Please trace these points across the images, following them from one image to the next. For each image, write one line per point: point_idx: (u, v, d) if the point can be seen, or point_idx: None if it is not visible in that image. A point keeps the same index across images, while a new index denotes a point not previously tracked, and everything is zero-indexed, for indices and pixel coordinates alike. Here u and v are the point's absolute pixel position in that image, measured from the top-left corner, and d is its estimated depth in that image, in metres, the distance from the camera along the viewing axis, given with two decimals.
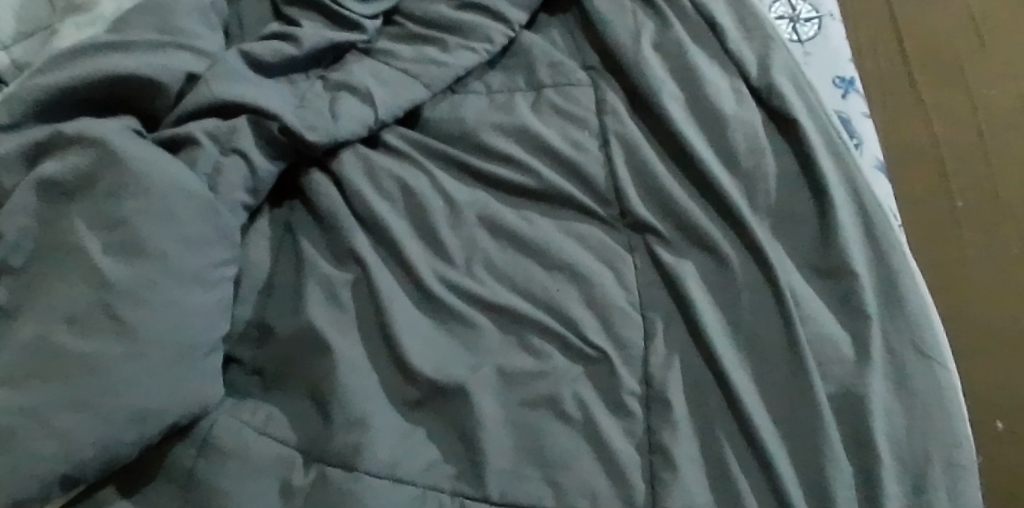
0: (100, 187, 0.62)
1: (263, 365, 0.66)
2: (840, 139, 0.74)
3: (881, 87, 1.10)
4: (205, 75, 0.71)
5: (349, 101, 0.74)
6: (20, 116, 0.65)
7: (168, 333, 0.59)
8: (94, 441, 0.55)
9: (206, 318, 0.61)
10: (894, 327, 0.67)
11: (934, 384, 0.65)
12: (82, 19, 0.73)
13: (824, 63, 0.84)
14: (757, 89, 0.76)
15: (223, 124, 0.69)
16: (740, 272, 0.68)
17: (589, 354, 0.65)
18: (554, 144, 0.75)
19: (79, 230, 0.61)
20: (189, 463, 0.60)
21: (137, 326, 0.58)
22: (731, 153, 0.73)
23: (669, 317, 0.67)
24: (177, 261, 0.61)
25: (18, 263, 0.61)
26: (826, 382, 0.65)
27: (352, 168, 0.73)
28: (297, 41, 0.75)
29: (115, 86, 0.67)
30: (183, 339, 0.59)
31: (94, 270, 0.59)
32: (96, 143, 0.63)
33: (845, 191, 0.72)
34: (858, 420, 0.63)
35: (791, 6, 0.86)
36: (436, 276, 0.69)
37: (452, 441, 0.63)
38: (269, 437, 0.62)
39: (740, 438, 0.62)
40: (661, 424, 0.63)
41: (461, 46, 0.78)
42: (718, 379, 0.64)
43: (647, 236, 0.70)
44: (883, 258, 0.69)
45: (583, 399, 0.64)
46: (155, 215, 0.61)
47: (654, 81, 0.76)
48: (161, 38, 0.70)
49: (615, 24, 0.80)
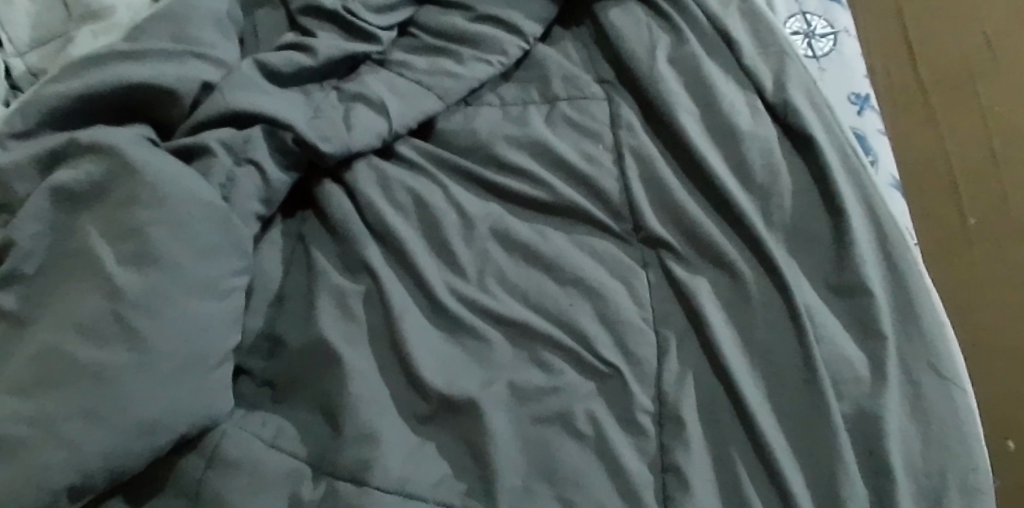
0: (114, 197, 0.62)
1: (274, 376, 0.66)
2: (856, 157, 0.74)
3: (893, 104, 1.10)
4: (220, 85, 0.70)
5: (364, 112, 0.73)
6: (35, 124, 0.65)
7: (179, 342, 0.58)
8: (104, 451, 0.55)
9: (217, 330, 0.61)
10: (910, 348, 0.66)
11: (950, 406, 0.64)
12: (98, 27, 0.73)
13: (839, 79, 0.83)
14: (774, 105, 0.75)
15: (237, 133, 0.69)
16: (755, 289, 0.68)
17: (602, 370, 0.65)
18: (568, 157, 0.74)
19: (93, 240, 0.61)
20: (197, 475, 0.59)
21: (149, 336, 0.58)
22: (747, 170, 0.73)
23: (683, 334, 0.67)
24: (189, 271, 0.61)
25: (30, 270, 0.60)
26: (841, 402, 0.64)
27: (365, 179, 0.73)
28: (313, 52, 0.74)
29: (130, 95, 0.67)
30: (194, 349, 0.59)
31: (106, 279, 0.59)
32: (111, 152, 0.63)
33: (861, 209, 0.71)
34: (875, 441, 0.62)
35: (806, 21, 0.86)
36: (448, 289, 0.68)
37: (462, 456, 0.62)
38: (279, 450, 0.61)
39: (754, 458, 0.62)
40: (674, 442, 0.62)
41: (475, 59, 0.78)
42: (731, 398, 0.64)
43: (661, 252, 0.70)
44: (900, 277, 0.69)
45: (595, 416, 0.63)
46: (169, 224, 0.61)
47: (670, 95, 0.76)
48: (177, 47, 0.70)
49: (631, 38, 0.80)
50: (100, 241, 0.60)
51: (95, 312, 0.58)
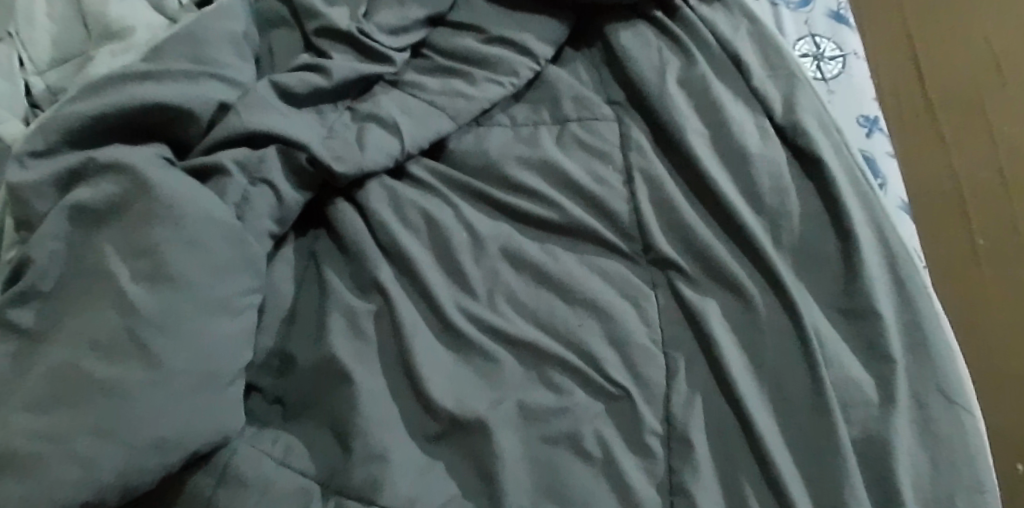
0: (132, 216, 0.63)
1: (285, 395, 0.66)
2: (865, 180, 0.74)
3: (901, 124, 1.10)
4: (237, 106, 0.71)
5: (376, 132, 0.74)
6: (56, 143, 0.66)
7: (186, 359, 0.59)
8: (117, 468, 0.55)
9: (226, 346, 0.61)
10: (919, 371, 0.66)
11: (959, 430, 0.64)
12: (117, 46, 0.74)
13: (848, 101, 0.84)
14: (782, 127, 0.76)
15: (253, 153, 0.70)
16: (764, 312, 0.68)
17: (611, 391, 0.65)
18: (578, 179, 0.75)
19: (109, 257, 0.61)
20: (207, 492, 0.60)
21: (162, 353, 0.58)
22: (756, 193, 0.73)
23: (692, 356, 0.67)
24: (203, 290, 0.61)
25: (48, 287, 0.61)
26: (850, 425, 0.64)
27: (378, 198, 0.74)
28: (327, 73, 0.75)
29: (148, 114, 0.68)
30: (201, 365, 0.59)
31: (122, 297, 0.59)
32: (126, 172, 0.64)
33: (870, 231, 0.71)
34: (883, 465, 0.62)
35: (815, 44, 0.86)
36: (458, 309, 0.69)
37: (470, 477, 0.62)
38: (289, 468, 0.61)
39: (763, 481, 0.62)
40: (682, 465, 0.62)
41: (488, 80, 0.79)
42: (740, 421, 0.64)
43: (670, 273, 0.70)
44: (909, 300, 0.69)
45: (603, 438, 0.63)
46: (185, 243, 0.62)
47: (679, 117, 0.76)
48: (195, 68, 0.70)
49: (641, 60, 0.80)
50: (117, 261, 0.61)
51: (111, 330, 0.58)
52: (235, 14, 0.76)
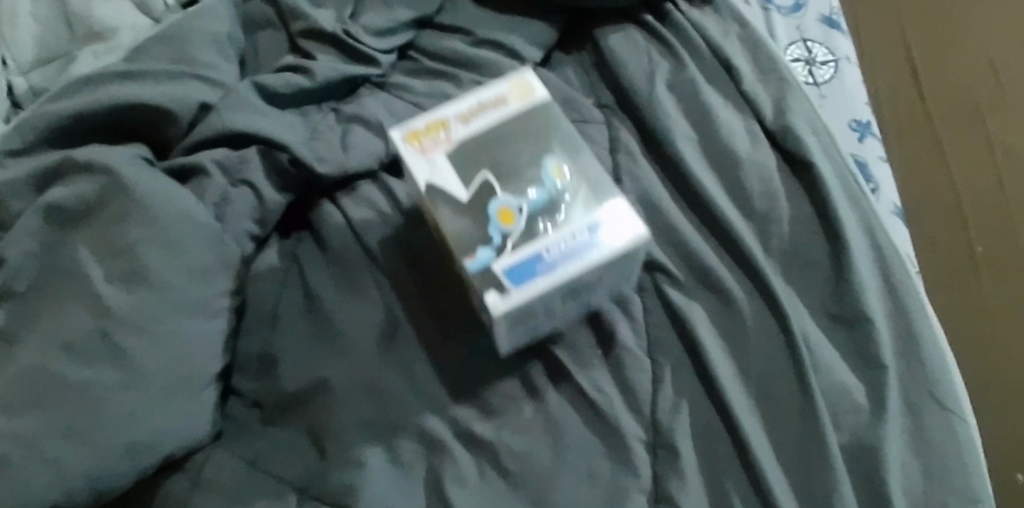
0: (498, 211, 0.62)
1: (263, 398, 0.65)
2: (857, 186, 0.73)
3: (897, 130, 1.09)
4: (217, 105, 0.70)
5: (361, 132, 0.73)
6: (33, 141, 0.66)
7: (549, 199, 0.63)
8: (533, 296, 0.60)
9: (567, 183, 0.64)
10: (910, 378, 0.66)
11: (951, 438, 0.64)
12: (99, 47, 0.74)
13: (840, 106, 0.83)
14: (773, 132, 0.75)
15: (234, 154, 0.68)
16: (751, 318, 0.67)
17: (595, 397, 0.64)
18: None
19: (84, 257, 0.61)
20: (181, 496, 0.60)
21: (551, 198, 0.63)
22: (744, 197, 0.72)
23: (678, 361, 0.66)
24: (434, 129, 0.66)
25: (22, 287, 0.60)
26: (839, 431, 0.64)
27: (362, 199, 0.71)
28: (311, 73, 0.74)
29: (127, 115, 0.67)
30: (498, 226, 0.62)
31: (93, 296, 0.59)
32: (103, 170, 0.62)
33: (863, 238, 0.71)
34: (872, 474, 0.62)
35: (807, 49, 0.85)
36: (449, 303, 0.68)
37: (451, 482, 0.61)
38: (265, 472, 0.61)
39: (750, 490, 0.62)
40: (668, 472, 0.62)
41: (474, 81, 0.77)
42: (727, 427, 0.63)
43: (657, 275, 0.69)
44: (901, 306, 0.68)
45: (588, 444, 0.63)
46: (459, 118, 0.66)
47: (667, 121, 0.75)
48: (173, 67, 0.70)
49: (630, 63, 0.79)
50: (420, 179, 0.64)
51: (84, 345, 0.57)
52: (219, 15, 0.75)
